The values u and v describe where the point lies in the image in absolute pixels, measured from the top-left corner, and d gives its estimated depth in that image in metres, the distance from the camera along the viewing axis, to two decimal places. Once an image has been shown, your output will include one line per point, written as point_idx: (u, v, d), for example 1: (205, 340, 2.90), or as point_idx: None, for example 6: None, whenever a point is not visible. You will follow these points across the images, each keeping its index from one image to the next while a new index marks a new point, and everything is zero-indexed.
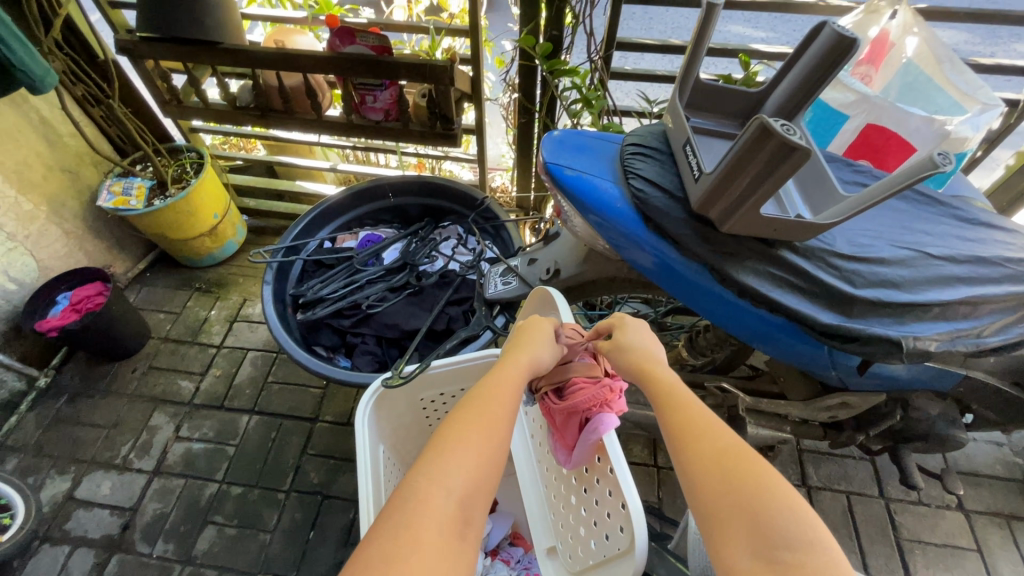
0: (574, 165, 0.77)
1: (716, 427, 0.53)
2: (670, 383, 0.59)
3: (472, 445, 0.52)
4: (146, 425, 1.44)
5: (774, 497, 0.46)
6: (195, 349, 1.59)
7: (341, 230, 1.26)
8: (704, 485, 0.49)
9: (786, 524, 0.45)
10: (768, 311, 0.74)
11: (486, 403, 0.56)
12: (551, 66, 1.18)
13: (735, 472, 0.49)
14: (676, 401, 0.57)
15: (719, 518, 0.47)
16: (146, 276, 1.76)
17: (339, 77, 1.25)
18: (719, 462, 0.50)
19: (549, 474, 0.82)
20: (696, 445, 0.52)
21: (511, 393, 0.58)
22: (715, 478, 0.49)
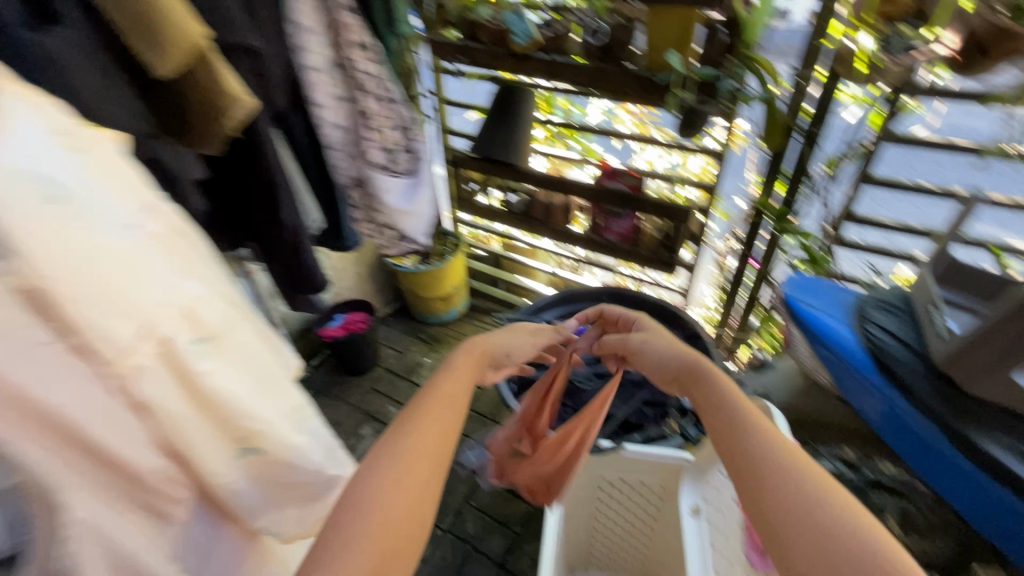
0: (814, 303, 0.96)
1: (780, 462, 0.50)
2: (732, 420, 0.56)
3: (389, 490, 0.49)
4: (357, 431, 1.76)
5: (860, 538, 0.44)
6: (406, 383, 1.93)
7: (560, 318, 1.49)
8: (777, 503, 0.47)
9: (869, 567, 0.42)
10: (1011, 492, 0.72)
11: (404, 434, 0.54)
12: (782, 225, 1.34)
13: (814, 496, 0.47)
14: (738, 439, 0.53)
15: (790, 542, 0.45)
16: (389, 318, 2.23)
17: (593, 204, 1.57)
18: (800, 481, 0.48)
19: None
20: (774, 487, 0.48)
21: (434, 429, 0.55)
22: (802, 530, 0.45)
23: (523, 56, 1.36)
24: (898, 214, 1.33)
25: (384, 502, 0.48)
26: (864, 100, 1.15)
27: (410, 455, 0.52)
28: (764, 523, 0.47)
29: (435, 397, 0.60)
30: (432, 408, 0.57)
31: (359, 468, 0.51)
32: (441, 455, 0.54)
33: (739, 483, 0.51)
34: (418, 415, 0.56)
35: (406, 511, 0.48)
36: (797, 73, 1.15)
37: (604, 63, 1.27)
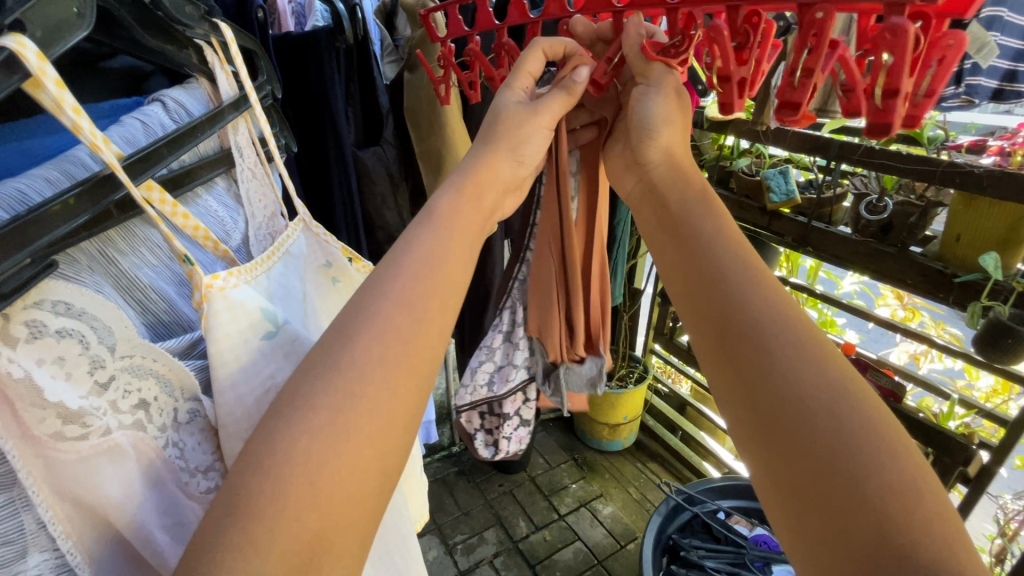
0: None
1: (781, 336, 0.33)
2: (723, 287, 0.37)
3: (360, 413, 0.30)
4: (481, 532, 1.69)
5: (861, 415, 0.29)
6: (544, 503, 1.79)
7: (739, 510, 1.20)
8: (757, 349, 0.33)
9: (873, 459, 0.27)
10: None
11: (384, 297, 0.35)
12: None
13: (803, 348, 0.32)
14: (720, 303, 0.36)
15: (762, 385, 0.32)
16: (550, 424, 2.15)
17: None
18: (788, 331, 0.33)
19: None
20: (777, 369, 0.32)
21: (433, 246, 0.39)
22: (828, 433, 0.28)
23: (773, 214, 1.24)
24: None
25: (349, 412, 0.30)
26: None
27: (411, 329, 0.34)
28: (766, 427, 0.31)
29: (432, 238, 0.40)
30: (439, 265, 0.38)
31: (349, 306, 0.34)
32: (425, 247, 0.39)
33: (727, 363, 0.34)
34: (415, 256, 0.38)
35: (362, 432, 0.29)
36: None
37: (882, 242, 1.06)
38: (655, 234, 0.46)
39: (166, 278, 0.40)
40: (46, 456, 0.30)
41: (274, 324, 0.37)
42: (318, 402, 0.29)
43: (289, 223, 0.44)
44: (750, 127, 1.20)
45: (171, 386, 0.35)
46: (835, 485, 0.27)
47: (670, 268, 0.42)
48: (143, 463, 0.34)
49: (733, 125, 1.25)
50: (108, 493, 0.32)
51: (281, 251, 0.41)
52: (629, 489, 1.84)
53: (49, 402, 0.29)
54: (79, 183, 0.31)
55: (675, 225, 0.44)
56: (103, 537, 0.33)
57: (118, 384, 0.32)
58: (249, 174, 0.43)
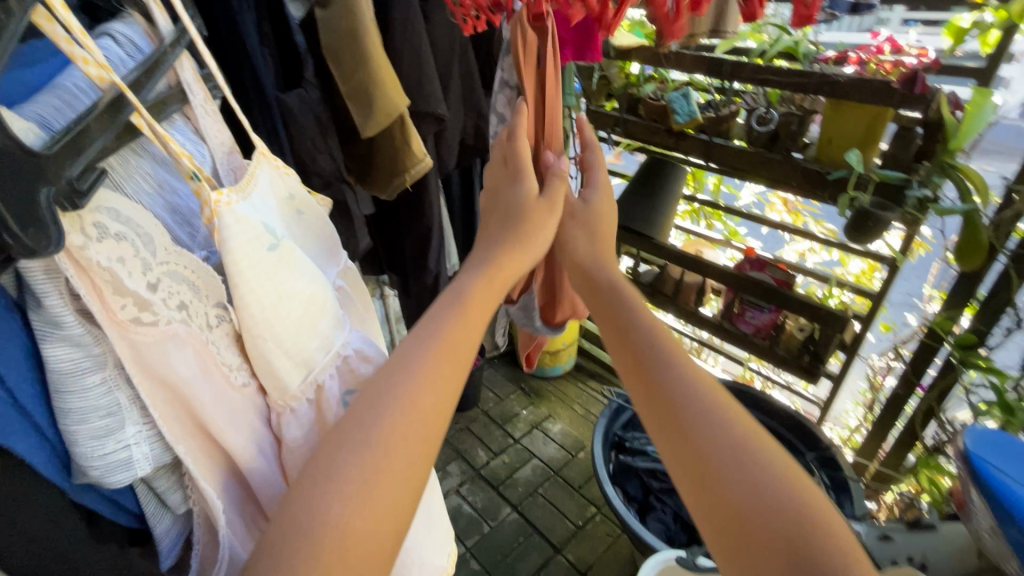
0: (1007, 469, 0.71)
1: (687, 410, 0.43)
2: (640, 375, 0.48)
3: (384, 477, 0.36)
4: (444, 467, 1.79)
5: (765, 465, 0.39)
6: (499, 431, 1.92)
7: None
8: (687, 411, 0.43)
9: (776, 497, 0.37)
10: None
11: (395, 386, 0.40)
12: (964, 356, 1.13)
13: (719, 410, 0.43)
14: (655, 377, 0.47)
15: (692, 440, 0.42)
16: (495, 362, 2.26)
17: (730, 290, 1.46)
18: (707, 398, 0.44)
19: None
20: (692, 442, 0.42)
21: (433, 335, 0.44)
22: (732, 490, 0.38)
23: (680, 134, 1.34)
24: None
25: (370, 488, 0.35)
26: None
27: (422, 399, 0.40)
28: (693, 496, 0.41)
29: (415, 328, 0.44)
30: (443, 345, 0.44)
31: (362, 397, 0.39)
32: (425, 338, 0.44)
33: (659, 437, 0.44)
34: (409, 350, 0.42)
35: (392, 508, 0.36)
36: (1008, 186, 1.00)
37: (770, 151, 1.20)
38: (604, 313, 0.56)
39: (160, 205, 0.41)
40: (130, 342, 0.36)
41: (274, 240, 0.44)
42: (353, 460, 0.36)
43: (253, 157, 0.45)
44: (653, 52, 1.27)
45: (200, 288, 0.41)
46: (751, 518, 0.37)
47: (613, 347, 0.52)
48: (197, 353, 0.40)
49: (638, 51, 1.32)
50: (180, 377, 0.39)
51: (255, 179, 0.44)
52: (575, 407, 2.02)
53: (126, 290, 0.35)
54: (90, 107, 0.32)
55: (615, 313, 0.55)
56: (178, 429, 0.39)
57: (164, 286, 0.38)
58: (203, 111, 0.43)
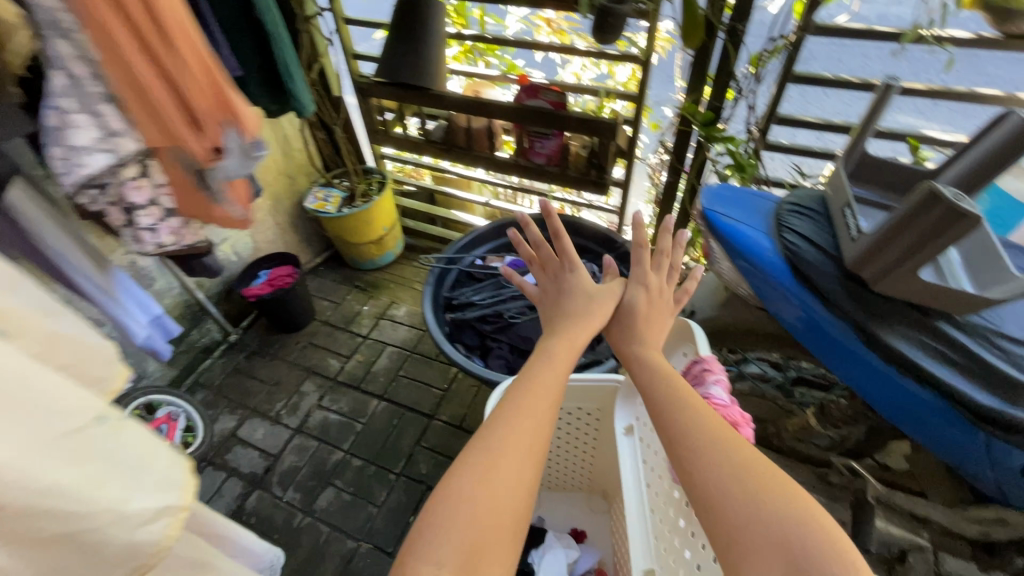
0: (730, 214, 0.83)
1: (693, 428, 0.59)
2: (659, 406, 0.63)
3: (497, 508, 0.54)
4: (298, 390, 1.70)
5: (772, 495, 0.51)
6: (345, 334, 1.85)
7: (492, 252, 1.44)
8: (697, 447, 0.57)
9: (780, 522, 0.49)
10: (900, 373, 0.73)
11: (508, 458, 0.57)
12: (709, 132, 1.30)
13: (722, 447, 0.56)
14: (669, 420, 0.61)
15: (700, 471, 0.55)
16: (320, 269, 2.10)
17: (517, 125, 1.46)
18: (714, 441, 0.57)
19: (662, 531, 0.82)
20: (701, 474, 0.55)
21: (533, 406, 0.63)
22: (734, 502, 0.52)
23: None
24: (825, 111, 1.28)
25: (486, 522, 0.53)
26: None
27: (520, 460, 0.58)
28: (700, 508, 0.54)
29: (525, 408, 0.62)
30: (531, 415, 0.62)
31: (482, 464, 0.57)
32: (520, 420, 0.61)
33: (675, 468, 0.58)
34: (517, 428, 0.60)
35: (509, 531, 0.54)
36: None
37: None
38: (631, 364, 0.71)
39: None
40: None
41: None
42: (476, 503, 0.54)
43: None
44: None
45: None
46: (760, 538, 0.49)
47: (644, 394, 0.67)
48: None
49: None
50: None
51: None
52: (415, 286, 2.02)
53: None
54: None
55: (639, 363, 0.70)
56: None
57: None
58: None
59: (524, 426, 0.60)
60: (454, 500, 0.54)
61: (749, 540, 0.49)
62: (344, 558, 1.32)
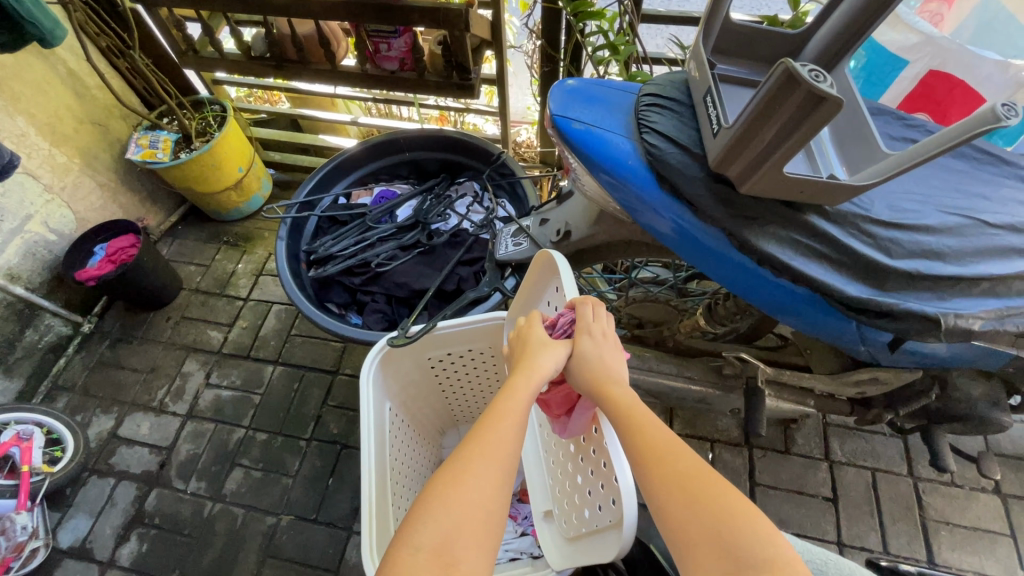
0: (584, 117, 0.70)
1: (655, 429, 0.55)
2: (625, 403, 0.58)
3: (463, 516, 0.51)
4: (179, 371, 1.51)
5: (730, 508, 0.48)
6: (223, 301, 1.64)
7: (357, 185, 1.24)
8: (657, 456, 0.53)
9: (739, 536, 0.46)
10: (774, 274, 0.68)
11: (477, 469, 0.54)
12: (575, 8, 1.10)
13: (680, 459, 0.52)
14: (628, 421, 0.56)
15: (661, 477, 0.52)
16: (177, 228, 1.80)
17: (351, 24, 1.19)
18: (673, 454, 0.53)
19: (556, 469, 0.79)
20: (660, 477, 0.52)
21: (507, 414, 0.58)
22: (682, 507, 0.49)
23: None
24: None
25: (454, 531, 0.50)
26: None
27: (490, 471, 0.54)
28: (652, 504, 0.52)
29: (501, 403, 0.59)
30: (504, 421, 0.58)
31: (453, 476, 0.53)
32: (503, 437, 0.56)
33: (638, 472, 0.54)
34: (485, 437, 0.56)
35: (486, 519, 0.51)
36: None
37: None
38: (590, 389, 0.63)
39: None
40: None
41: None
42: (444, 513, 0.51)
43: None
44: None
45: None
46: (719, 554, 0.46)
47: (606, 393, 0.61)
48: None
49: None
50: None
51: None
52: None
53: None
54: None
55: (601, 363, 0.63)
56: None
57: None
58: None
59: (501, 419, 0.58)
60: (427, 507, 0.52)
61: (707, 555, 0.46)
62: (267, 535, 1.27)
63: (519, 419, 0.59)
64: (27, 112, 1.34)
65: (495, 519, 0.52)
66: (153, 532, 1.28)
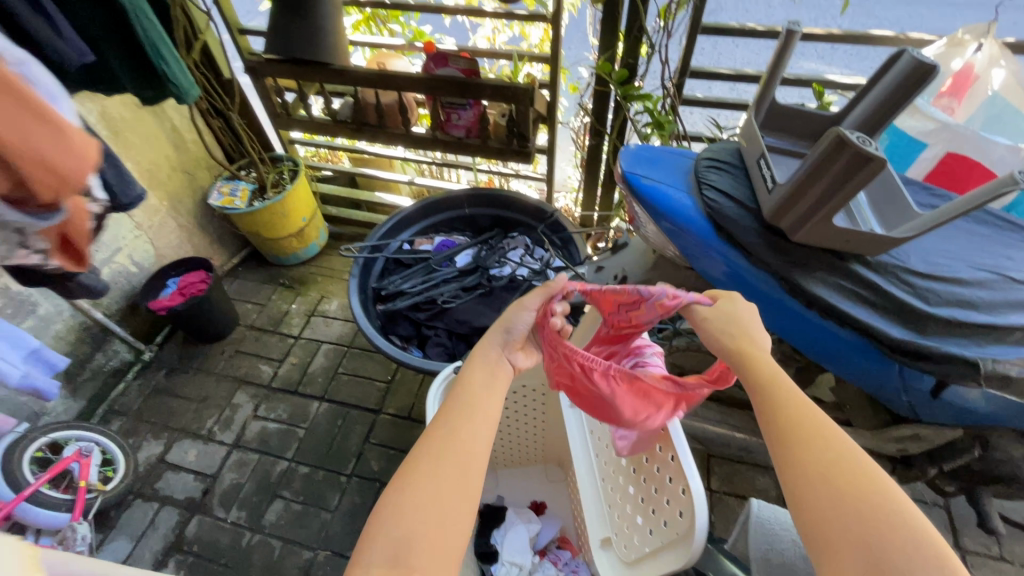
0: (650, 175, 0.82)
1: (804, 410, 0.52)
2: (767, 375, 0.55)
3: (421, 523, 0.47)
4: (229, 402, 1.58)
5: (892, 508, 0.45)
6: (275, 337, 1.73)
7: (419, 234, 1.36)
8: (805, 436, 0.50)
9: (898, 540, 0.43)
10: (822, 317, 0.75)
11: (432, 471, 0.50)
12: (625, 91, 1.27)
13: (836, 448, 0.49)
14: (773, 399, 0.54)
15: (808, 462, 0.49)
16: (238, 270, 1.94)
17: (429, 97, 1.37)
18: (825, 439, 0.50)
19: (614, 495, 0.82)
20: (803, 464, 0.49)
21: (463, 411, 0.55)
22: (828, 495, 0.46)
23: None
24: (737, 62, 1.32)
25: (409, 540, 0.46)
26: None
27: (446, 471, 0.50)
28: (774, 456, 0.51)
29: (454, 398, 0.56)
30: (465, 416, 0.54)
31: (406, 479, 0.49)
32: (460, 434, 0.53)
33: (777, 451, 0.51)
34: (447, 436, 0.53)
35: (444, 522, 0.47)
36: None
37: None
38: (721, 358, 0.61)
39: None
40: None
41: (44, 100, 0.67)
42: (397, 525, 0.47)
43: None
44: None
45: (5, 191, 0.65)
46: (869, 558, 0.43)
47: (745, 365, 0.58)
48: None
49: None
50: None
51: None
52: (345, 277, 1.91)
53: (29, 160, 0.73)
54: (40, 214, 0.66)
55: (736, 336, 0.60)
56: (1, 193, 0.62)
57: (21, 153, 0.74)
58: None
59: (456, 414, 0.54)
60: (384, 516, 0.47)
61: (854, 555, 0.43)
62: (302, 570, 1.27)
63: (480, 415, 0.55)
64: (134, 159, 1.52)
65: (459, 518, 0.48)
66: (190, 560, 1.29)
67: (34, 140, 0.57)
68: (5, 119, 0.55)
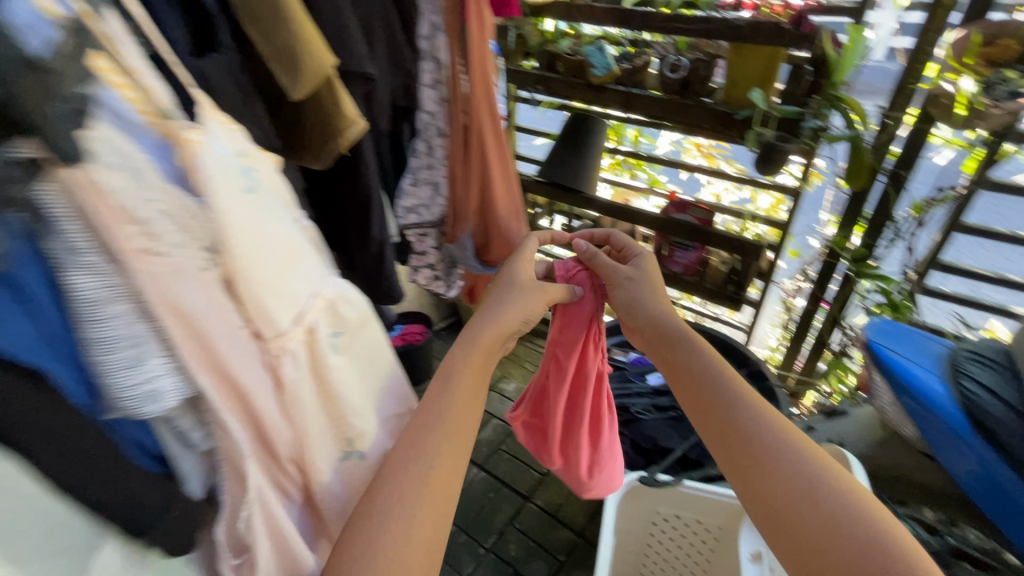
0: (899, 351, 0.85)
1: (746, 421, 0.56)
2: (705, 390, 0.60)
3: (420, 509, 0.45)
4: None
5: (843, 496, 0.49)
6: None
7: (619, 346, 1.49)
8: (745, 438, 0.55)
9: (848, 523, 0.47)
10: None
11: (422, 458, 0.48)
12: (858, 268, 1.30)
13: (778, 449, 0.53)
14: (718, 412, 0.58)
15: (757, 465, 0.53)
16: (443, 333, 2.27)
17: (660, 234, 1.57)
18: (764, 437, 0.54)
19: None
20: (762, 463, 0.53)
21: (440, 402, 0.53)
22: (784, 495, 0.50)
23: (599, 88, 1.39)
24: (980, 262, 1.26)
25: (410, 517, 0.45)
26: (957, 143, 1.11)
27: (434, 458, 0.49)
28: (729, 455, 0.56)
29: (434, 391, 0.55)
30: (447, 409, 0.53)
31: (394, 478, 0.46)
32: (443, 421, 0.52)
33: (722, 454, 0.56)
34: (433, 428, 0.51)
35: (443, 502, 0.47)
36: (884, 114, 1.13)
37: (684, 97, 1.28)
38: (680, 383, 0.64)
39: None
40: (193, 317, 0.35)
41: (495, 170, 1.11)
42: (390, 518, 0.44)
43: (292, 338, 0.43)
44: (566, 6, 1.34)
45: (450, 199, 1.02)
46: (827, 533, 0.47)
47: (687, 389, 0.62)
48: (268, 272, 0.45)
49: (551, 7, 1.38)
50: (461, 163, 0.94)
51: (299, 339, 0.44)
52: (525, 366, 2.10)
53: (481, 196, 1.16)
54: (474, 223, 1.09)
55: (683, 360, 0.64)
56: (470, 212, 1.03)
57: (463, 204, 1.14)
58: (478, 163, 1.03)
59: (433, 405, 0.53)
60: (380, 519, 0.44)
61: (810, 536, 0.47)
62: None
63: (462, 407, 0.54)
64: None
65: (449, 499, 0.48)
66: None
67: (512, 223, 1.07)
68: (509, 207, 1.06)
